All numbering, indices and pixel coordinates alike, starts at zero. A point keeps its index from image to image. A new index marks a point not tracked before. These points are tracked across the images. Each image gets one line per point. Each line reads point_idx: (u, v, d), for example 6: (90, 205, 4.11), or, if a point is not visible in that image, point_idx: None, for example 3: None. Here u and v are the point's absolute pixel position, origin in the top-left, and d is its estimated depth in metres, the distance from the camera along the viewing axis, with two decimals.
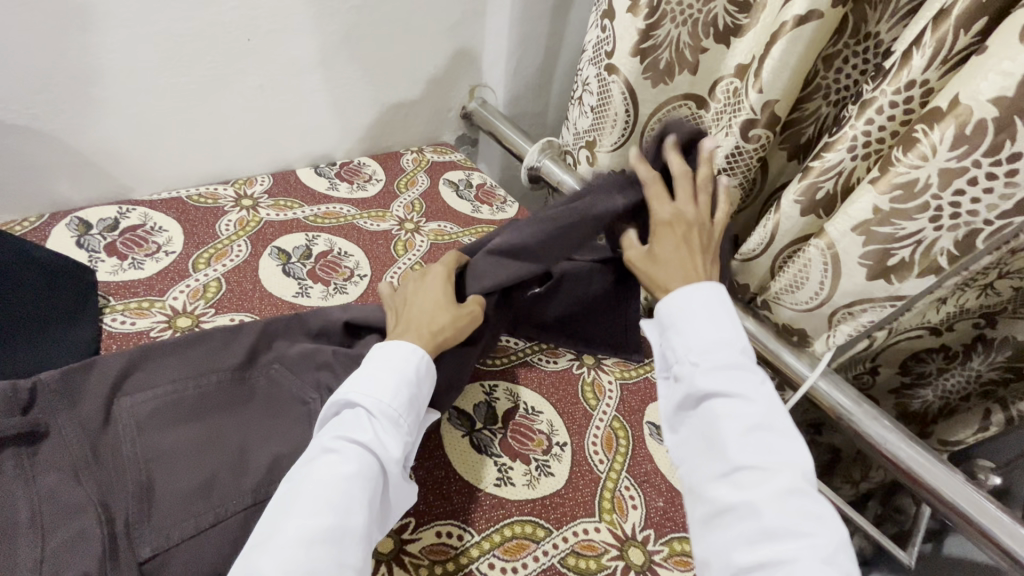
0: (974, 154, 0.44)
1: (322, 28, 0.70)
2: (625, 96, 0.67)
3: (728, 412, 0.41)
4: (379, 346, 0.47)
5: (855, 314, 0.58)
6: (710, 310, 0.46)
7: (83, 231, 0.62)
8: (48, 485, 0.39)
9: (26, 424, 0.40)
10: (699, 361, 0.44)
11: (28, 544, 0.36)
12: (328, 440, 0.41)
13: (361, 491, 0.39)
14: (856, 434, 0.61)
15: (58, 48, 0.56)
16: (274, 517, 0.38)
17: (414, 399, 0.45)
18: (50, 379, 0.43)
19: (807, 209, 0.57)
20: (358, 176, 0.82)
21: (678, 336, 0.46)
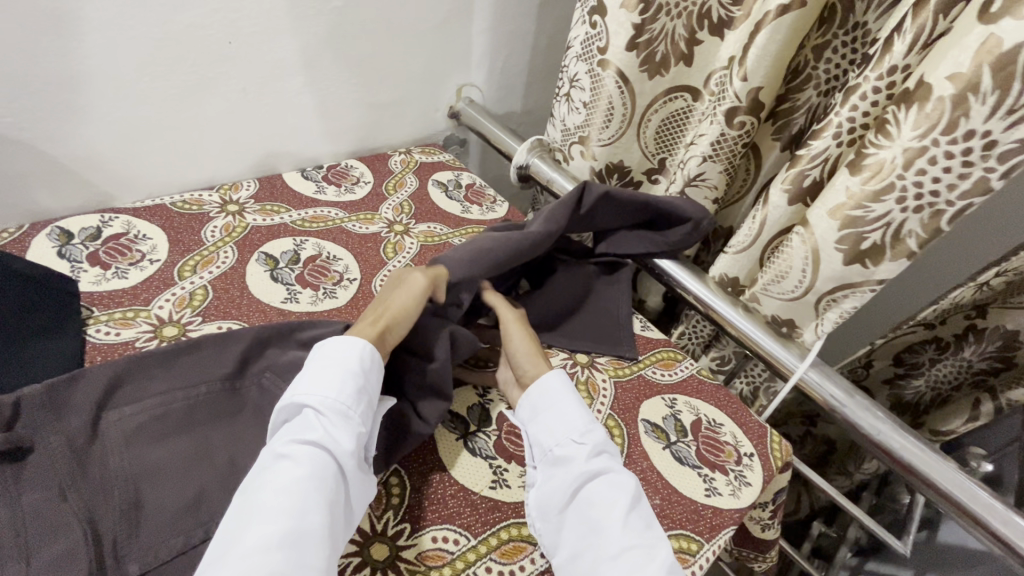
0: (932, 133, 0.44)
1: (306, 28, 0.69)
2: (619, 87, 0.66)
3: (608, 492, 0.45)
4: (322, 345, 0.47)
5: (838, 301, 0.58)
6: (572, 399, 0.51)
7: (65, 240, 0.61)
8: (34, 503, 0.38)
9: (9, 441, 0.39)
10: (582, 444, 0.48)
11: (14, 566, 0.35)
12: (281, 446, 0.41)
13: (317, 491, 0.39)
14: (850, 426, 0.61)
15: (30, 55, 0.54)
16: (228, 528, 0.37)
17: (362, 390, 0.45)
18: (34, 395, 0.42)
19: (795, 198, 0.57)
20: (346, 179, 0.81)
21: (551, 421, 0.50)
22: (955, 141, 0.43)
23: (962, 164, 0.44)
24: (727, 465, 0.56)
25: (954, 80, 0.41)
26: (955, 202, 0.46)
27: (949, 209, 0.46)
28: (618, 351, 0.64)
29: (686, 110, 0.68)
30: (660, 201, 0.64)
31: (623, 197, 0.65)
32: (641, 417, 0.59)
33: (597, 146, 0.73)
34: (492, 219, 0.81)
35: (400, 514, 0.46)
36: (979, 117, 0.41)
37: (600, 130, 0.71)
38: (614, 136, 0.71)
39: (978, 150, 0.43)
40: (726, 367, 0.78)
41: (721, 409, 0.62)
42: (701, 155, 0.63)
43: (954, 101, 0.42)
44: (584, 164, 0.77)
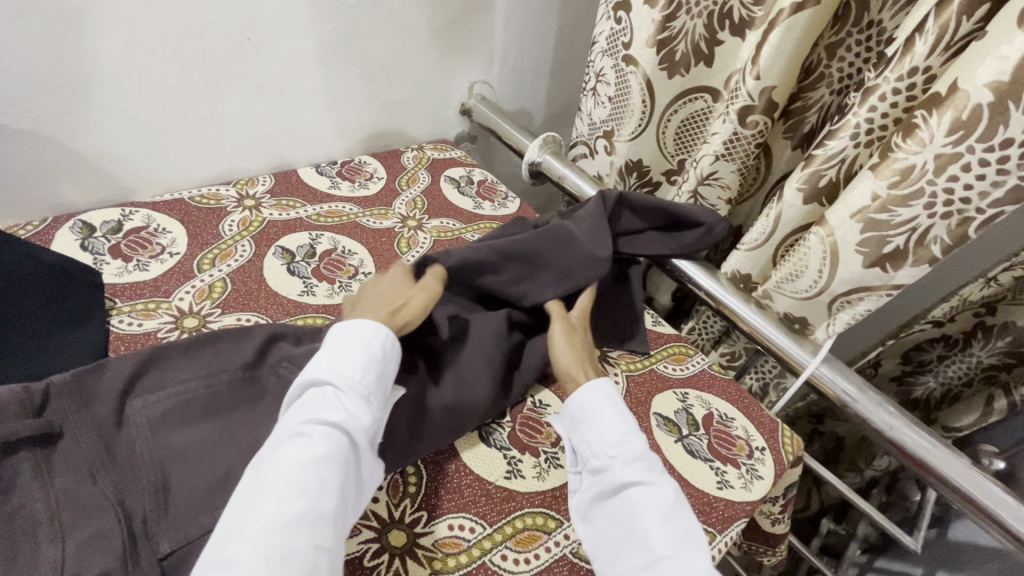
0: (969, 140, 0.44)
1: (324, 26, 0.70)
2: (642, 88, 0.67)
3: (644, 504, 0.43)
4: (339, 327, 0.47)
5: (853, 303, 0.58)
6: (615, 405, 0.49)
7: (87, 233, 0.63)
8: (65, 486, 0.39)
9: (39, 426, 0.40)
10: (617, 454, 0.46)
11: (49, 544, 0.36)
12: (298, 424, 0.40)
13: (332, 472, 0.39)
14: (863, 422, 0.61)
15: (56, 51, 0.55)
16: (240, 505, 0.37)
17: (382, 376, 0.45)
18: (62, 382, 0.43)
19: (810, 197, 0.57)
20: (359, 175, 0.82)
21: (590, 430, 0.48)
22: (992, 148, 0.43)
23: (997, 171, 0.44)
24: (739, 459, 0.57)
25: (993, 89, 0.41)
26: (986, 211, 0.46)
27: (980, 217, 0.47)
28: (630, 346, 0.65)
29: (705, 111, 0.69)
30: (677, 207, 0.65)
31: (638, 200, 0.66)
32: (653, 411, 0.59)
33: (622, 142, 0.74)
34: (503, 215, 0.82)
35: (417, 501, 0.47)
36: (1020, 126, 0.42)
37: (626, 126, 0.72)
38: (638, 132, 0.72)
39: (1015, 159, 0.43)
40: (737, 363, 0.78)
41: (733, 403, 0.62)
42: (713, 154, 0.63)
43: (994, 110, 0.42)
44: (608, 159, 0.78)
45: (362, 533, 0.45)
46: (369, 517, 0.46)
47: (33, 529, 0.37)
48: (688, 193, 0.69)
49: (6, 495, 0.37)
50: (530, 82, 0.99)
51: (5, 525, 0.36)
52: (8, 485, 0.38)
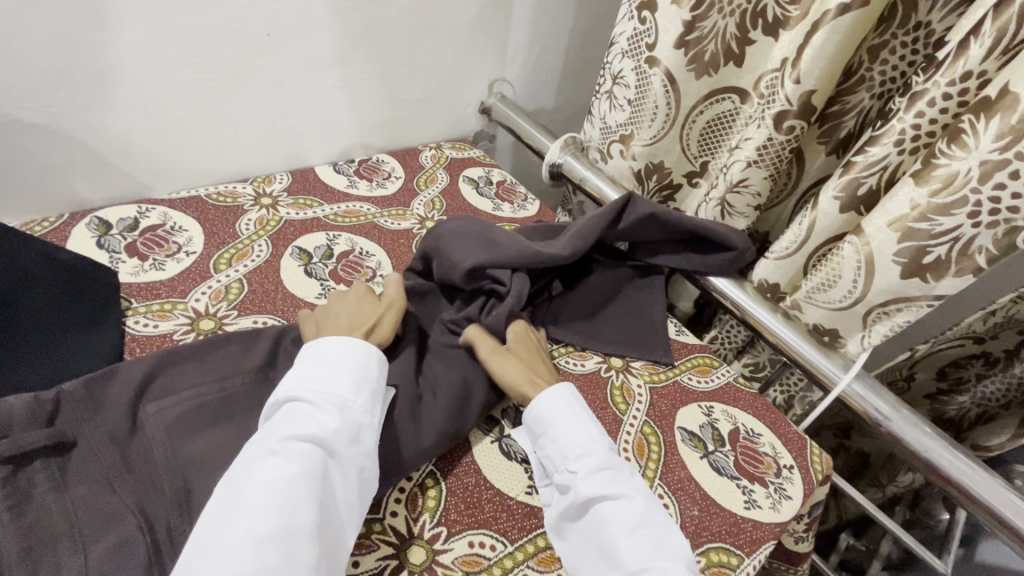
0: (1018, 146, 0.42)
1: (343, 20, 0.69)
2: (665, 86, 0.65)
3: (613, 516, 0.43)
4: (314, 343, 0.47)
5: (891, 313, 0.56)
6: (573, 412, 0.49)
7: (103, 230, 0.62)
8: (83, 496, 0.38)
9: (52, 437, 0.39)
10: (578, 468, 0.45)
11: (70, 556, 0.35)
12: (275, 442, 0.40)
13: (308, 489, 0.38)
14: (895, 442, 0.59)
15: (74, 45, 0.54)
16: (210, 524, 0.36)
17: (367, 389, 0.45)
18: (73, 390, 0.42)
19: (847, 206, 0.55)
20: (377, 174, 0.80)
21: (551, 444, 0.48)
22: None
23: None
24: (766, 477, 0.55)
25: None
26: None
27: None
28: (652, 356, 0.63)
29: (732, 112, 0.67)
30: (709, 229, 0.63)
31: (666, 218, 0.64)
32: (678, 425, 0.57)
33: (640, 146, 0.72)
34: (523, 217, 0.80)
35: (436, 516, 0.46)
36: None
37: (645, 129, 0.70)
38: (657, 136, 0.70)
39: None
40: (761, 374, 0.76)
41: (760, 418, 0.60)
42: (744, 160, 0.60)
43: None
44: (624, 164, 0.76)
45: (380, 548, 0.43)
46: (387, 532, 0.44)
47: (52, 541, 0.36)
48: (716, 200, 0.67)
49: (23, 507, 0.36)
50: (549, 80, 0.97)
51: (23, 538, 0.35)
52: (24, 497, 0.36)
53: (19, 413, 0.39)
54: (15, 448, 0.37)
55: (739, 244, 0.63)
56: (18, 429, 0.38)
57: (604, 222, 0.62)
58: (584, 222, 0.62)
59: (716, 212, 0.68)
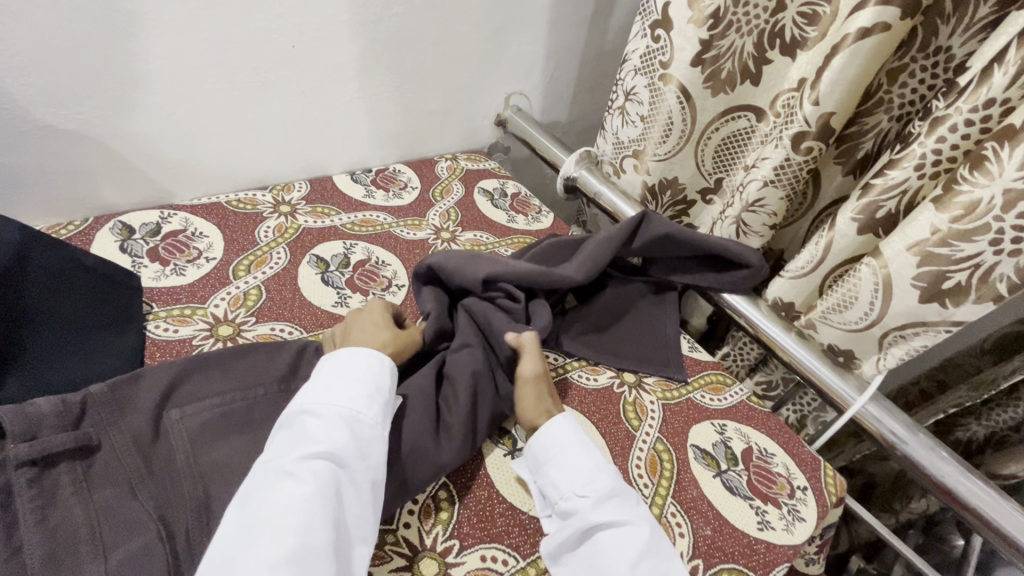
0: None
1: (365, 33, 0.70)
2: (680, 101, 0.65)
3: (620, 544, 0.42)
4: (330, 358, 0.47)
5: (908, 338, 0.56)
6: (580, 439, 0.48)
7: (126, 235, 0.63)
8: (105, 500, 0.39)
9: (77, 440, 0.40)
10: (587, 495, 0.45)
11: (92, 560, 0.36)
12: (290, 461, 0.40)
13: (323, 509, 0.38)
14: (911, 465, 0.58)
15: (107, 54, 0.55)
16: (226, 549, 0.36)
17: (379, 404, 0.45)
18: (99, 393, 0.42)
19: (865, 228, 0.55)
20: (394, 184, 0.81)
21: (556, 471, 0.47)
22: None
23: None
24: (780, 498, 0.54)
25: None
26: None
27: None
28: (666, 373, 0.63)
29: (747, 130, 0.67)
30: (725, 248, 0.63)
31: (683, 236, 0.64)
32: (691, 443, 0.57)
33: (652, 160, 0.73)
34: (537, 229, 0.81)
35: (449, 529, 0.46)
36: None
37: (659, 145, 0.71)
38: (672, 151, 0.71)
39: None
40: (774, 393, 0.76)
41: (773, 438, 0.60)
42: (762, 179, 0.61)
43: None
44: (638, 178, 0.76)
45: (393, 560, 0.43)
46: (400, 543, 0.44)
47: (75, 544, 0.36)
48: (732, 218, 0.67)
49: (48, 509, 0.37)
50: (564, 94, 0.98)
51: (47, 540, 0.35)
52: (50, 498, 0.37)
53: (48, 414, 0.40)
54: (42, 450, 0.38)
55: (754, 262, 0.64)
56: (44, 433, 0.39)
57: (616, 246, 0.63)
58: (596, 243, 0.63)
59: (732, 230, 0.68)
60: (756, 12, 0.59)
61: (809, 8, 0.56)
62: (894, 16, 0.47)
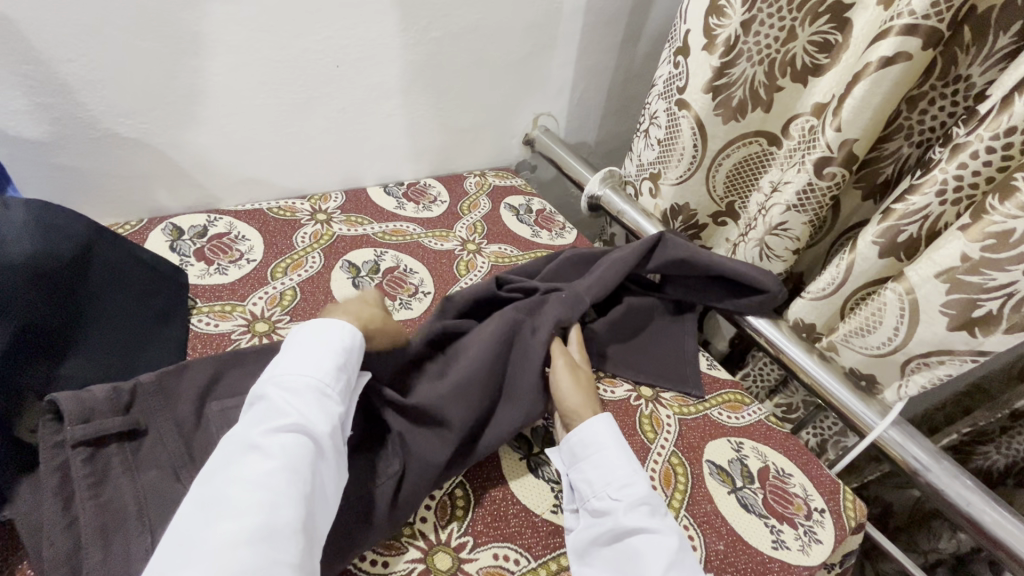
0: None
1: (405, 56, 0.74)
2: (694, 132, 0.67)
3: (647, 549, 0.43)
4: (300, 330, 0.47)
5: (932, 365, 0.55)
6: (616, 443, 0.49)
7: (176, 236, 0.67)
8: (150, 480, 0.41)
9: (127, 423, 0.43)
10: (620, 498, 0.46)
11: (138, 536, 0.39)
12: (255, 436, 0.39)
13: (291, 483, 0.38)
14: (935, 493, 0.57)
15: (170, 70, 0.61)
16: (190, 523, 0.36)
17: (341, 373, 0.45)
18: (148, 383, 0.45)
19: (886, 251, 0.55)
20: (424, 197, 0.85)
21: (591, 468, 0.48)
22: None
23: None
24: (796, 519, 0.54)
25: None
26: None
27: None
28: (683, 388, 0.63)
29: (761, 154, 0.68)
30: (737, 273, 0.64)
31: (695, 260, 0.65)
32: (707, 458, 0.57)
33: (668, 185, 0.75)
34: (560, 244, 0.83)
35: (463, 526, 0.47)
36: None
37: (674, 170, 0.73)
38: (684, 176, 0.72)
39: None
40: (794, 415, 0.76)
41: (790, 458, 0.59)
42: (785, 204, 0.62)
43: None
44: (652, 201, 0.79)
45: (409, 552, 0.45)
46: (416, 536, 0.46)
47: (124, 519, 0.39)
48: (755, 241, 0.68)
49: (100, 485, 0.40)
50: (592, 115, 1.01)
51: (99, 511, 0.38)
52: (101, 477, 0.40)
53: (100, 400, 0.42)
54: (98, 432, 0.41)
55: (770, 287, 0.64)
56: (97, 417, 0.41)
57: (633, 259, 0.65)
58: (613, 259, 0.65)
59: (755, 253, 0.68)
60: (766, 42, 0.61)
61: (820, 37, 0.59)
62: (916, 47, 0.48)
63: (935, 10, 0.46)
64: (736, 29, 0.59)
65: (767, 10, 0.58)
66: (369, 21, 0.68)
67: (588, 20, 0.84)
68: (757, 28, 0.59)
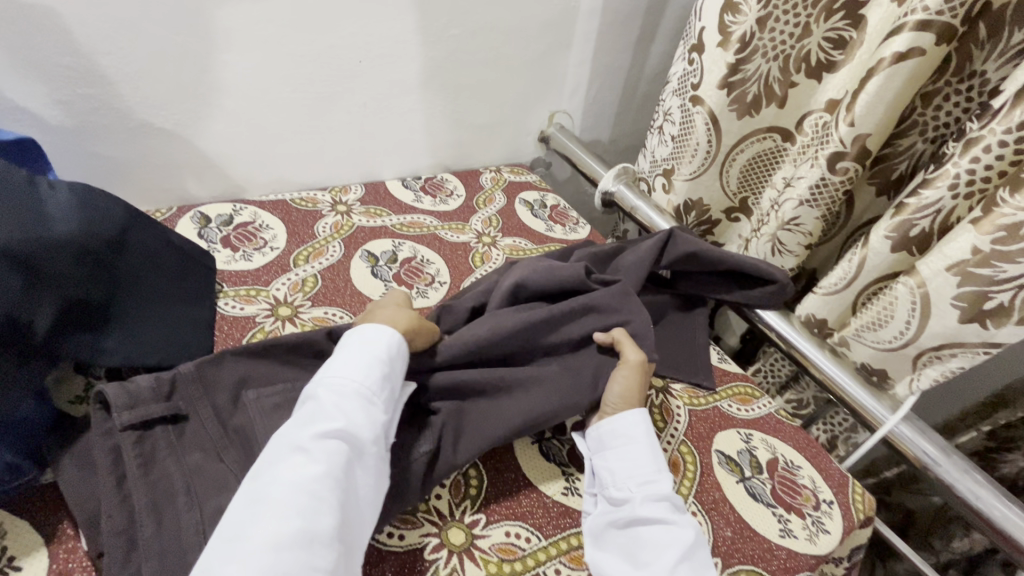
0: None
1: (424, 52, 0.76)
2: (708, 126, 0.68)
3: (664, 540, 0.44)
4: (350, 335, 0.49)
5: (943, 359, 0.56)
6: (648, 439, 0.51)
7: (204, 223, 0.70)
8: (193, 460, 0.43)
9: (169, 410, 0.44)
10: (643, 490, 0.47)
11: (187, 512, 0.41)
12: (303, 440, 0.41)
13: (331, 491, 0.39)
14: (946, 489, 0.57)
15: (199, 61, 0.63)
16: (237, 520, 0.37)
17: (387, 378, 0.46)
18: (186, 372, 0.46)
19: (899, 246, 0.55)
20: (440, 191, 0.87)
21: (616, 458, 0.50)
22: None
23: None
24: (804, 509, 0.54)
25: None
26: None
27: None
28: (694, 380, 0.64)
29: (774, 150, 0.69)
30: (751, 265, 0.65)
31: (707, 255, 0.66)
32: (715, 447, 0.58)
33: (682, 181, 0.75)
34: (573, 239, 0.84)
35: (477, 504, 0.49)
36: None
37: (687, 165, 0.73)
38: (697, 172, 0.73)
39: None
40: (804, 411, 0.77)
41: (800, 450, 0.60)
42: (798, 198, 0.62)
43: None
44: (665, 197, 0.80)
45: (424, 526, 0.46)
46: (431, 512, 0.48)
47: (171, 495, 0.41)
48: (767, 236, 0.68)
49: (149, 465, 0.42)
50: (607, 114, 1.02)
51: (142, 482, 0.41)
52: (150, 458, 0.42)
53: (144, 386, 0.44)
54: (141, 418, 0.43)
55: (779, 276, 0.65)
56: (141, 404, 0.44)
57: (646, 263, 0.65)
58: (628, 262, 0.66)
59: (767, 248, 0.69)
60: (783, 39, 0.61)
61: (835, 33, 0.60)
62: (928, 42, 0.49)
63: (948, 6, 0.47)
64: (752, 26, 0.60)
65: (783, 7, 0.59)
66: (390, 18, 0.70)
67: (605, 18, 0.86)
68: (773, 25, 0.60)
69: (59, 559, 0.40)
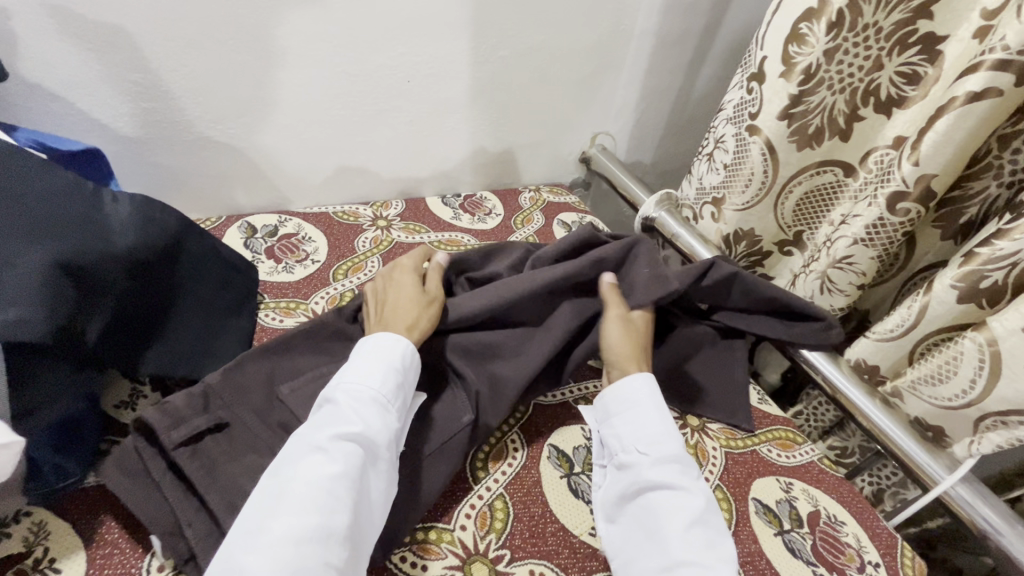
0: None
1: (474, 73, 0.77)
2: (764, 155, 0.65)
3: (670, 503, 0.44)
4: (364, 342, 0.48)
5: (1009, 426, 0.51)
6: (651, 401, 0.51)
7: (250, 234, 0.72)
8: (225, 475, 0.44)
9: (213, 420, 0.45)
10: (648, 452, 0.47)
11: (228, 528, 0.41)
12: (321, 439, 0.40)
13: (347, 491, 0.38)
14: (1008, 562, 0.52)
15: (258, 79, 0.65)
16: (249, 514, 0.37)
17: (401, 387, 0.46)
18: (216, 383, 0.47)
19: (966, 297, 0.52)
20: (479, 210, 0.87)
21: (621, 423, 0.50)
22: None
23: None
24: (847, 570, 0.51)
25: None
26: None
27: None
28: (731, 421, 0.62)
29: (834, 185, 0.66)
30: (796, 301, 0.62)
31: (753, 286, 0.62)
32: (752, 496, 0.55)
33: (731, 211, 0.73)
34: None
35: (502, 539, 0.48)
36: None
37: (738, 195, 0.71)
38: (750, 202, 0.70)
39: None
40: (848, 460, 0.74)
41: (844, 505, 0.57)
42: (852, 237, 0.59)
43: None
44: (711, 226, 0.78)
45: (447, 558, 0.46)
46: (455, 544, 0.47)
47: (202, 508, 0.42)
48: (817, 273, 0.65)
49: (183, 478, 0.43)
50: (652, 136, 1.00)
51: (176, 495, 0.42)
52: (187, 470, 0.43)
53: (182, 402, 0.45)
54: (193, 432, 0.44)
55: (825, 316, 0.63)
56: (191, 416, 0.44)
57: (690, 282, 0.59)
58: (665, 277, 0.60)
59: (817, 285, 0.66)
60: (849, 71, 0.59)
61: (909, 68, 0.57)
62: (1007, 82, 0.46)
63: None
64: (818, 57, 0.58)
65: (852, 39, 0.57)
66: (443, 40, 0.71)
67: (658, 42, 0.84)
68: (841, 57, 0.58)
69: (95, 563, 0.41)
